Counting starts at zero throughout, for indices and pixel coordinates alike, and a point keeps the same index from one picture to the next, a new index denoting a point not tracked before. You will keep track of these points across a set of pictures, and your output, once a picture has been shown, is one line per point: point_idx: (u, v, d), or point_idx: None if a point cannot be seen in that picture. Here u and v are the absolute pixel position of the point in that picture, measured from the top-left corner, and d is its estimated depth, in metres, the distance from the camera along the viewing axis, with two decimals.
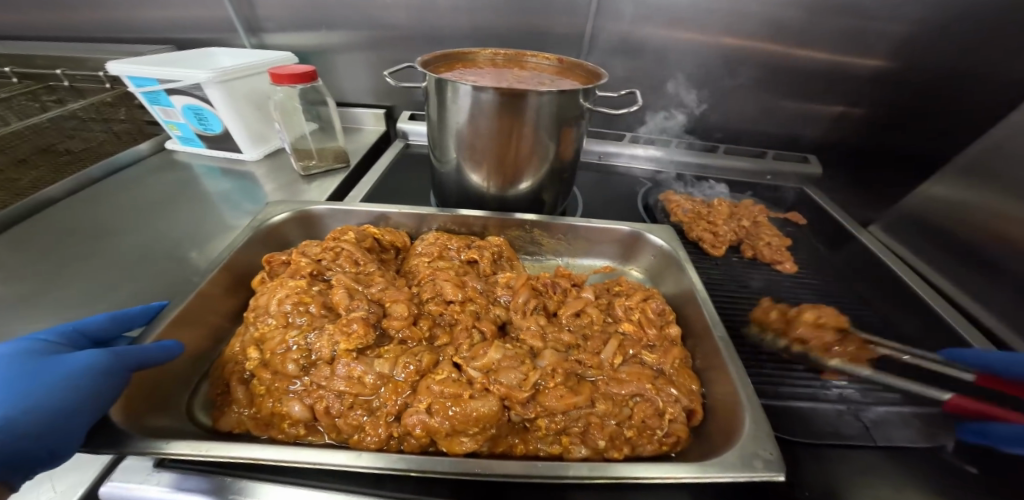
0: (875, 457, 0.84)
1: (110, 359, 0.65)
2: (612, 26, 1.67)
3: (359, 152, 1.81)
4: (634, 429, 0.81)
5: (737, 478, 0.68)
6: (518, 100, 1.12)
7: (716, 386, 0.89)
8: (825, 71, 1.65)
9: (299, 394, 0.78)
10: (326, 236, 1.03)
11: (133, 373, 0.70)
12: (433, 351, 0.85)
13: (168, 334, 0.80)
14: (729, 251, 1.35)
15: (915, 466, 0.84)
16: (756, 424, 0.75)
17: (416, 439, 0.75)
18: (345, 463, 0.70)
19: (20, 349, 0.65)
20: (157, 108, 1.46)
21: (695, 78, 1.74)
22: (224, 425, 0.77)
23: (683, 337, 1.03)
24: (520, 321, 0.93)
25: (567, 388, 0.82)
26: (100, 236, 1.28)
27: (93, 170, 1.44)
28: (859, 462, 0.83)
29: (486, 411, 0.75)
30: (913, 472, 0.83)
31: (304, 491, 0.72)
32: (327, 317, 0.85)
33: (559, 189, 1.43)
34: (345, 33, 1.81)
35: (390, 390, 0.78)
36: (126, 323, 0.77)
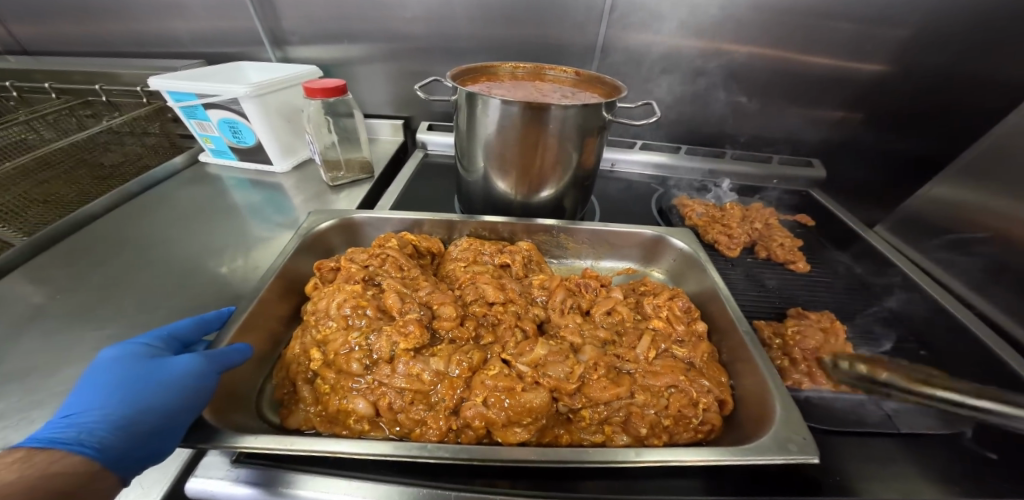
0: (888, 441, 0.92)
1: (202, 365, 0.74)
2: (625, 37, 1.75)
3: (381, 162, 1.88)
4: (672, 418, 0.88)
5: (773, 460, 0.75)
6: (547, 112, 1.19)
7: (744, 378, 0.96)
8: (828, 79, 1.73)
9: (363, 391, 0.86)
10: (371, 243, 1.10)
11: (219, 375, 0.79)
12: (482, 349, 0.92)
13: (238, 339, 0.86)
14: (743, 253, 1.42)
15: (925, 449, 0.92)
16: (785, 409, 0.82)
17: (474, 430, 0.82)
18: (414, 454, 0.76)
19: (127, 354, 0.75)
20: (193, 122, 1.52)
21: (704, 87, 1.82)
22: (293, 422, 0.85)
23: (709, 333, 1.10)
24: (558, 319, 1.00)
25: (610, 380, 0.89)
26: (146, 248, 1.34)
27: (132, 185, 1.52)
28: (874, 446, 0.91)
29: (538, 403, 0.83)
30: (924, 454, 0.91)
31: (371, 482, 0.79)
32: (383, 319, 0.92)
33: (580, 195, 1.49)
34: (366, 45, 1.85)
35: (447, 385, 0.85)
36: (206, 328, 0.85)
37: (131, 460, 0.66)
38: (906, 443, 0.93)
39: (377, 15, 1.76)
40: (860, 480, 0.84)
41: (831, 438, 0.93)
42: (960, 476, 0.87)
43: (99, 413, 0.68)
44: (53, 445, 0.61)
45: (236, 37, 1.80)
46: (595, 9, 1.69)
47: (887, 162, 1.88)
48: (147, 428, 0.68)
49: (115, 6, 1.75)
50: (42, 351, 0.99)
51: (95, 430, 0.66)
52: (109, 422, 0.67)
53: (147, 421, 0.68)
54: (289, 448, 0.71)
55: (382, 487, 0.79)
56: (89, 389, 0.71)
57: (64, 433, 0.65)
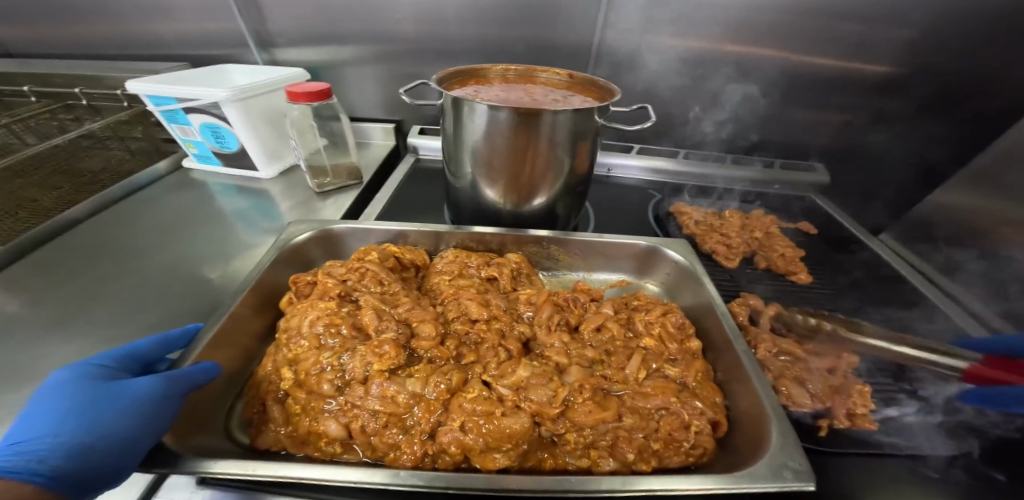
0: (900, 467, 0.86)
1: (160, 386, 0.70)
2: (621, 40, 1.70)
3: (371, 167, 1.83)
4: (662, 441, 0.83)
5: (766, 489, 0.70)
6: (534, 118, 1.14)
7: (740, 397, 0.91)
8: (833, 80, 1.67)
9: (335, 414, 0.81)
10: (350, 257, 1.07)
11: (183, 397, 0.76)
12: (461, 370, 0.87)
13: (206, 357, 0.82)
14: (743, 264, 1.37)
15: (934, 474, 0.85)
16: (782, 435, 0.77)
17: (450, 457, 0.77)
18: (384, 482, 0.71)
19: (82, 378, 0.71)
20: (174, 126, 1.48)
21: (703, 89, 1.77)
22: (262, 442, 0.80)
23: (704, 351, 1.05)
24: (545, 337, 0.95)
25: (596, 403, 0.84)
26: (125, 256, 1.30)
27: (111, 191, 1.47)
28: (885, 472, 0.85)
29: (519, 428, 0.77)
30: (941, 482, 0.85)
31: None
32: (358, 338, 0.88)
33: (573, 203, 1.44)
34: (355, 47, 1.81)
35: (424, 408, 0.81)
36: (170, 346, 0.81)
37: (87, 486, 0.62)
38: (912, 467, 0.87)
39: (366, 16, 1.72)
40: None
41: (832, 462, 0.87)
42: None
43: (53, 440, 0.63)
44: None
45: (223, 39, 1.76)
46: (590, 9, 1.64)
47: (893, 166, 1.82)
48: (96, 455, 0.63)
49: (101, 8, 1.72)
50: (6, 366, 0.95)
51: (47, 457, 0.61)
52: (62, 448, 0.62)
53: (106, 445, 0.64)
54: (251, 475, 0.66)
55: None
56: (36, 418, 0.66)
57: (10, 462, 0.59)
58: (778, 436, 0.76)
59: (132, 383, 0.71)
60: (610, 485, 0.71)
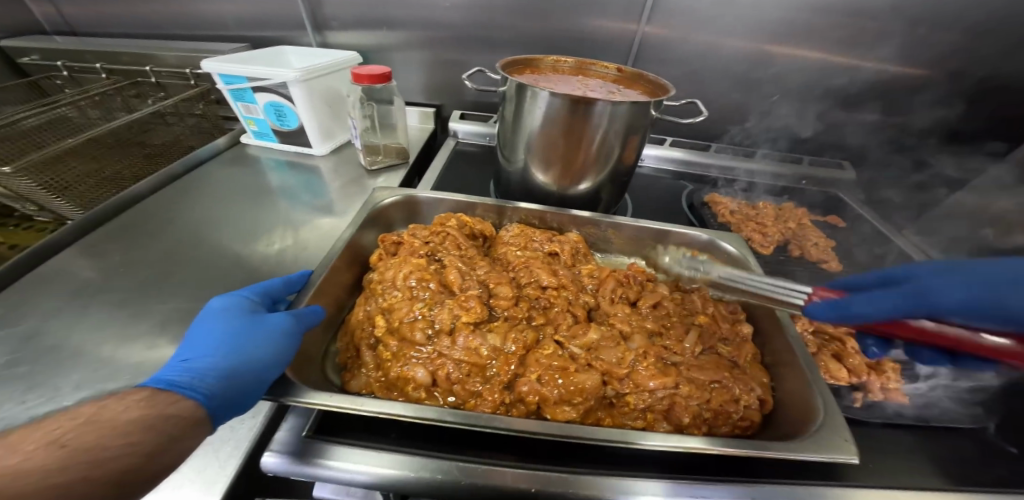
0: (926, 436, 0.97)
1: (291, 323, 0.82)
2: (663, 35, 1.76)
3: (415, 149, 1.90)
4: (713, 411, 0.90)
5: (813, 457, 0.79)
6: (596, 108, 1.21)
7: (785, 379, 1.00)
8: (865, 82, 1.75)
9: (422, 361, 0.89)
10: (433, 222, 1.15)
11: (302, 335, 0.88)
12: (535, 330, 0.95)
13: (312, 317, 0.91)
14: (777, 251, 1.45)
15: (953, 442, 0.96)
16: (827, 414, 0.86)
17: (525, 406, 0.85)
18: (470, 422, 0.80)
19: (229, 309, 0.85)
20: (239, 104, 1.55)
21: (737, 86, 1.84)
22: (355, 386, 0.90)
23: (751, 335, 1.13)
24: (608, 306, 1.04)
25: (659, 369, 0.90)
26: (200, 225, 1.38)
27: (177, 166, 1.55)
28: (912, 440, 0.96)
29: (590, 383, 0.85)
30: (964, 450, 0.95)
31: (409, 455, 0.88)
32: (445, 293, 0.97)
33: (614, 191, 1.51)
34: (404, 32, 1.87)
35: (503, 361, 0.89)
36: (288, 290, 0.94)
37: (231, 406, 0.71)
38: (932, 435, 0.97)
39: (418, 3, 1.78)
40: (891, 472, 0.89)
41: (863, 431, 0.97)
42: (987, 468, 0.92)
43: (207, 362, 0.75)
44: (169, 387, 0.68)
45: (277, 20, 1.82)
46: (633, 4, 1.70)
47: (913, 166, 1.91)
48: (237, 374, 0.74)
49: None
50: (114, 322, 1.03)
51: (201, 378, 0.71)
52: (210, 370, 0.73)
53: (242, 371, 0.74)
54: (358, 409, 0.74)
55: (404, 460, 0.87)
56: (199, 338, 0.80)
57: (179, 376, 0.71)
58: (824, 414, 0.86)
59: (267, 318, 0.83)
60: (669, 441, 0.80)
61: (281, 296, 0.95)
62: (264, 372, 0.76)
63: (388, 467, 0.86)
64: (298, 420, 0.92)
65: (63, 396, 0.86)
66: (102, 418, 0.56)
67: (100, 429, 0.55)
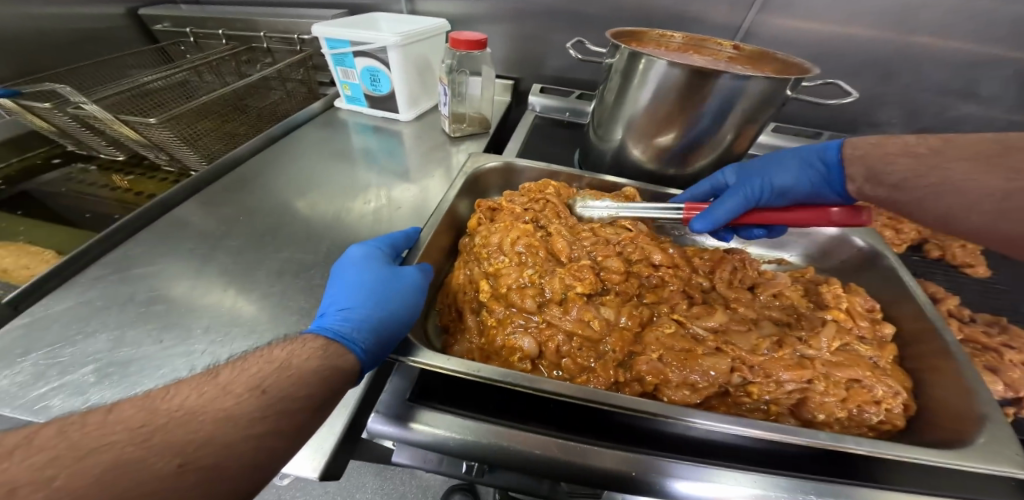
0: None
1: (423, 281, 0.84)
2: (773, 10, 1.60)
3: (495, 121, 1.87)
4: (849, 414, 0.79)
5: (986, 468, 0.68)
6: (717, 83, 1.10)
7: (935, 385, 0.85)
8: (1022, 66, 1.50)
9: (529, 330, 0.85)
10: (530, 189, 1.11)
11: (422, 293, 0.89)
12: (649, 309, 0.88)
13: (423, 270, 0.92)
14: (908, 251, 1.27)
15: None
16: (993, 427, 0.72)
17: (643, 386, 0.78)
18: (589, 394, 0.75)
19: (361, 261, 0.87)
20: (339, 69, 1.60)
21: (860, 68, 1.63)
22: (458, 350, 0.89)
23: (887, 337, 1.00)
24: (726, 290, 0.95)
25: (795, 362, 0.80)
26: (302, 185, 1.43)
27: (276, 129, 1.62)
28: None
29: (719, 370, 0.76)
30: None
31: (500, 426, 0.85)
32: (553, 262, 0.93)
33: (714, 176, 1.40)
34: (490, 4, 1.85)
35: (618, 338, 0.82)
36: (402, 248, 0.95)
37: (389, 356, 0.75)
38: None
39: None
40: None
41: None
42: None
43: (361, 313, 0.76)
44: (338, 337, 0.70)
45: None
46: None
47: None
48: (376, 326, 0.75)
49: None
50: (234, 269, 1.08)
51: (362, 329, 0.73)
52: (367, 321, 0.75)
53: (396, 326, 0.76)
54: (469, 375, 0.70)
55: (483, 428, 0.84)
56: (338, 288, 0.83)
57: (332, 324, 0.74)
58: (986, 422, 0.73)
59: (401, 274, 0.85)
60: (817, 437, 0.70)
61: (399, 251, 0.96)
62: (410, 329, 0.78)
63: (471, 434, 0.83)
64: (400, 383, 0.91)
65: (195, 338, 0.90)
66: (289, 367, 0.60)
67: (288, 376, 0.59)
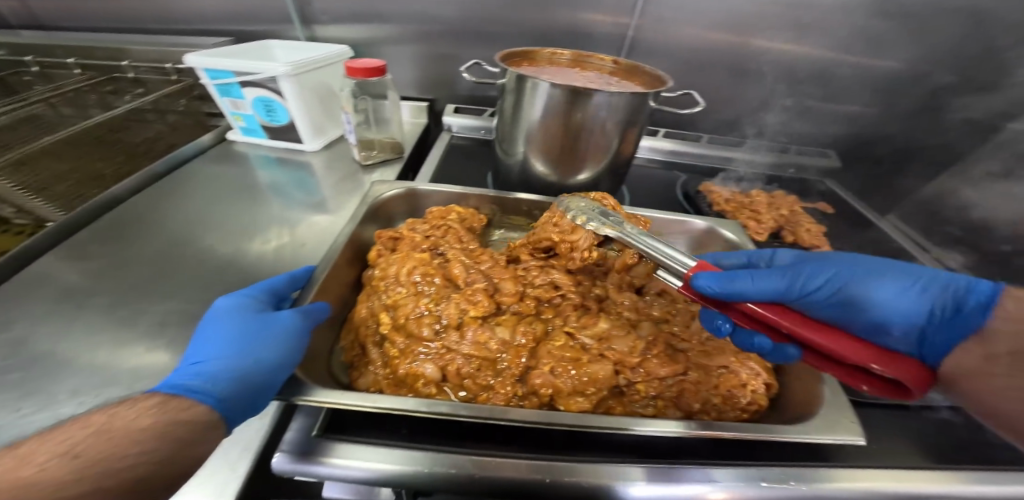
0: (931, 416, 1.00)
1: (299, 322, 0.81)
2: (653, 29, 1.78)
3: (410, 144, 1.86)
4: (721, 397, 0.92)
5: (826, 439, 0.81)
6: (591, 99, 1.22)
7: (789, 364, 1.02)
8: (849, 73, 1.80)
9: (431, 356, 0.89)
10: (432, 216, 1.16)
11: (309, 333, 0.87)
12: (543, 322, 0.97)
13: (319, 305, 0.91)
14: (773, 238, 1.49)
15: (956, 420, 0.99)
16: (834, 395, 0.88)
17: (539, 398, 0.85)
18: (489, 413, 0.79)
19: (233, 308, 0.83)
20: (226, 100, 1.50)
21: (729, 78, 1.87)
22: (364, 383, 0.89)
23: None
24: (616, 295, 1.05)
25: (666, 357, 0.94)
26: (195, 226, 1.33)
27: (157, 166, 1.47)
28: (919, 420, 0.98)
29: (603, 374, 0.86)
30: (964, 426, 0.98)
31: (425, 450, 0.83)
32: (451, 288, 0.98)
33: (613, 182, 1.53)
34: (395, 26, 1.83)
35: (514, 354, 0.90)
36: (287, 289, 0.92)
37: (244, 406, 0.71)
38: (932, 413, 1.00)
39: None
40: (900, 451, 0.90)
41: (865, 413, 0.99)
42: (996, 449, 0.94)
43: (222, 365, 0.74)
44: (182, 391, 0.67)
45: (260, 15, 1.77)
46: None
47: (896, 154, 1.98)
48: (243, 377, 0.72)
49: None
50: (106, 325, 0.98)
51: (212, 382, 0.71)
52: (220, 373, 0.72)
53: (255, 371, 0.73)
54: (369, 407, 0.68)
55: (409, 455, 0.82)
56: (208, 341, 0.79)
57: (191, 382, 0.71)
58: (831, 396, 0.88)
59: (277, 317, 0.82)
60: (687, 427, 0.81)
61: (287, 293, 0.94)
62: (283, 375, 0.75)
63: (393, 462, 0.81)
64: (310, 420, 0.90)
65: (56, 407, 0.80)
66: (113, 427, 0.56)
67: (106, 438, 0.54)
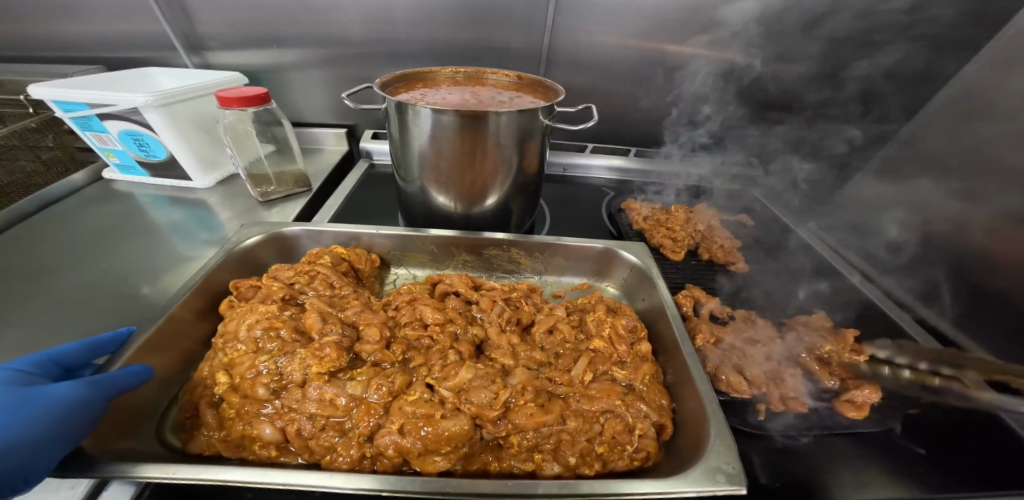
0: (842, 442, 0.91)
1: (88, 392, 0.69)
2: (566, 44, 1.75)
3: (321, 175, 1.75)
4: (605, 444, 0.83)
5: (701, 493, 0.71)
6: (476, 119, 1.14)
7: (686, 400, 0.92)
8: (764, 79, 1.80)
9: (270, 417, 0.79)
10: (302, 260, 1.09)
11: (109, 401, 0.74)
12: (407, 372, 0.88)
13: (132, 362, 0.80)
14: (689, 255, 1.45)
15: (870, 444, 0.91)
16: (720, 437, 0.78)
17: (389, 459, 0.77)
18: (318, 484, 0.69)
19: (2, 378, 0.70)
20: (89, 134, 1.38)
21: (652, 89, 1.84)
22: (194, 447, 0.77)
23: (656, 353, 1.08)
24: (497, 336, 0.98)
25: (538, 406, 0.85)
26: (37, 275, 1.16)
27: (18, 206, 1.33)
28: (830, 448, 0.89)
29: (457, 430, 0.77)
30: (877, 451, 0.89)
31: None
32: (299, 341, 0.88)
33: (526, 201, 1.44)
34: (297, 51, 1.74)
35: (363, 412, 0.80)
36: (96, 351, 0.80)
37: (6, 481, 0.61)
38: (847, 439, 0.92)
39: (308, 18, 1.67)
40: (811, 487, 0.80)
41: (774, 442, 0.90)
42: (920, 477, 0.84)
43: None
44: None
45: (150, 42, 1.66)
46: (538, 13, 1.68)
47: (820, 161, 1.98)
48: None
49: (11, 6, 1.59)
50: None
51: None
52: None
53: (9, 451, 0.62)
54: (172, 478, 0.66)
55: None
56: None
57: None
58: (713, 438, 0.78)
59: (58, 386, 0.69)
60: (546, 489, 0.71)
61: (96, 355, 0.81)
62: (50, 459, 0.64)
63: None
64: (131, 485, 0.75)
65: None
66: None
67: None
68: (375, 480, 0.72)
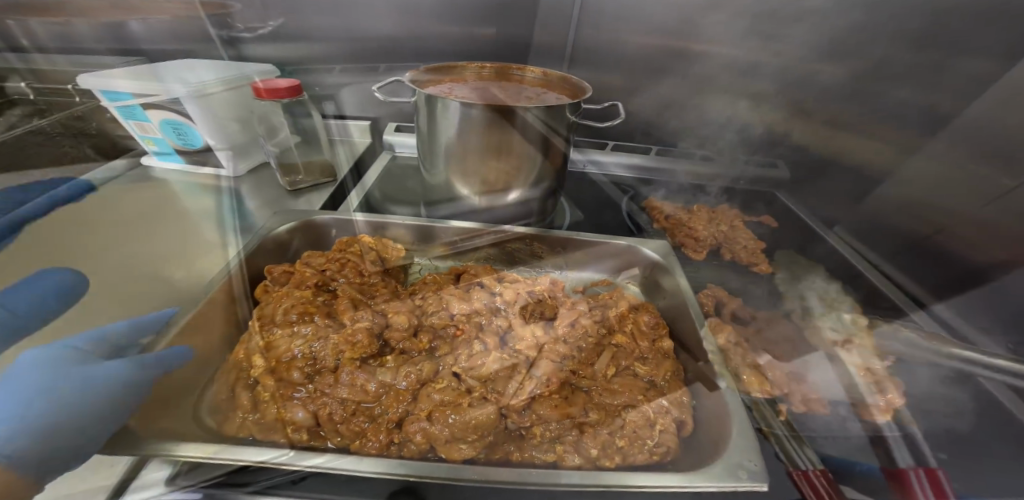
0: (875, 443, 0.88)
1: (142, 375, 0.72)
2: (590, 42, 1.76)
3: (347, 167, 1.79)
4: (626, 438, 0.83)
5: (724, 488, 0.71)
6: (504, 114, 1.16)
7: (705, 396, 0.93)
8: None
9: (303, 401, 0.83)
10: (334, 248, 1.15)
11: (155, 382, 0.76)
12: (433, 361, 0.91)
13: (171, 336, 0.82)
14: (709, 255, 1.45)
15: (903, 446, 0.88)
16: (741, 434, 0.79)
17: (416, 445, 0.78)
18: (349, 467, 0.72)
19: None
20: (132, 122, 1.44)
21: (675, 88, 1.84)
22: (228, 428, 0.81)
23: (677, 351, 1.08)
24: (521, 328, 0.99)
25: (563, 399, 0.88)
26: None
27: None
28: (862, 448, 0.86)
29: (484, 418, 0.79)
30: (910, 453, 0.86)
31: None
32: (331, 326, 0.92)
33: (548, 197, 1.46)
34: (326, 45, 1.78)
35: (393, 398, 0.83)
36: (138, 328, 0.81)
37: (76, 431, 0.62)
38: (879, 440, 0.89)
39: (339, 14, 1.71)
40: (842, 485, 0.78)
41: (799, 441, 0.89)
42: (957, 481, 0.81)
43: None
44: None
45: (188, 36, 1.73)
46: (564, 11, 1.69)
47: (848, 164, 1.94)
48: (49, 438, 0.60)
49: None
50: None
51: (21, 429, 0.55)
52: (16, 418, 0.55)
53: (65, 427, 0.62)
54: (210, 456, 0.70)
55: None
56: None
57: None
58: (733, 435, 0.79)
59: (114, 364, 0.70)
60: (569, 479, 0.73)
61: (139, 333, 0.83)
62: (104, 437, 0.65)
63: None
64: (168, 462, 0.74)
65: None
66: None
67: None
68: (404, 465, 0.74)
